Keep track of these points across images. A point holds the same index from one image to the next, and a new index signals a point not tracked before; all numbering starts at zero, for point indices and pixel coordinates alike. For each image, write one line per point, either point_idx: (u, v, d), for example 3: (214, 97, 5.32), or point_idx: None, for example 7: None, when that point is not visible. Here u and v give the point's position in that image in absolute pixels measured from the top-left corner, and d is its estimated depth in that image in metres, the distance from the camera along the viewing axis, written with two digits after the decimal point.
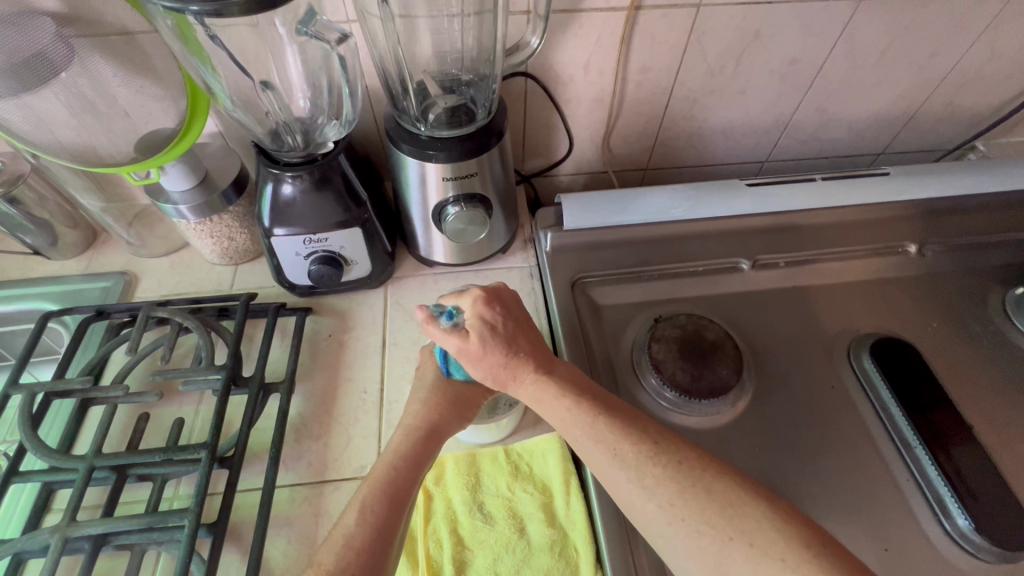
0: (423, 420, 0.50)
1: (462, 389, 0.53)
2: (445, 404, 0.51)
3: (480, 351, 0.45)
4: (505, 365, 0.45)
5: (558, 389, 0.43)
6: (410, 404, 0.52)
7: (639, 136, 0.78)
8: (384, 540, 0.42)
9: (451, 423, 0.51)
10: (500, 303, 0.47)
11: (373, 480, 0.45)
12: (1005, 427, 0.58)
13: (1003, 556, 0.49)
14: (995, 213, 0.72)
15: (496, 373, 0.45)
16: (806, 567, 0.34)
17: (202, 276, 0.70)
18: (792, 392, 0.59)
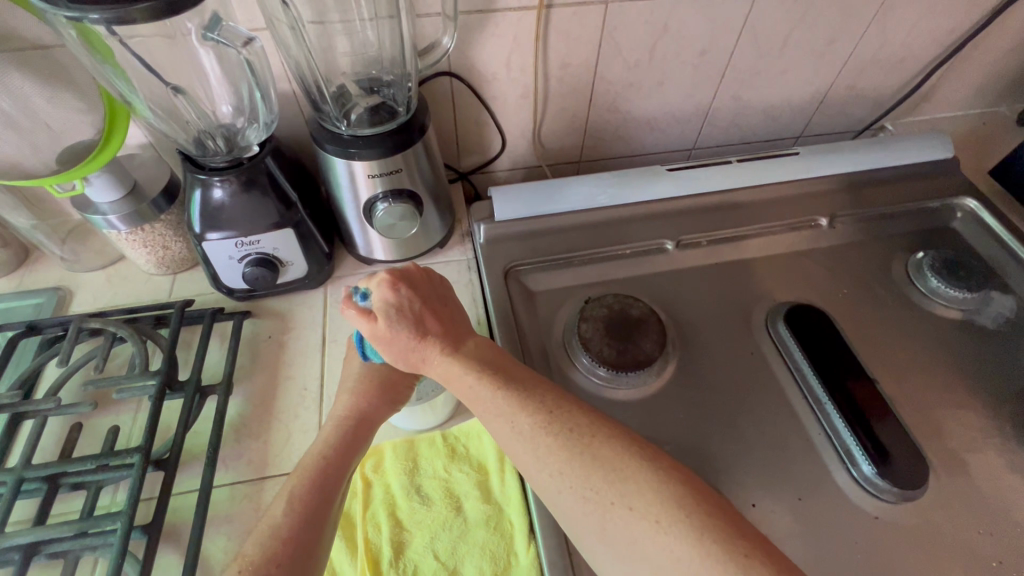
0: (353, 411, 0.51)
1: (385, 372, 0.54)
2: (374, 390, 0.53)
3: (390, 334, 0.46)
4: (414, 344, 0.46)
5: (464, 365, 0.46)
6: (340, 395, 0.54)
7: (568, 130, 0.81)
8: (312, 527, 0.43)
9: (382, 410, 0.52)
10: (408, 283, 0.49)
11: (302, 471, 0.46)
12: (908, 379, 0.62)
13: (903, 495, 0.53)
14: (898, 185, 0.78)
15: (407, 354, 0.47)
16: (677, 525, 0.36)
17: (139, 287, 0.70)
18: (714, 360, 0.63)
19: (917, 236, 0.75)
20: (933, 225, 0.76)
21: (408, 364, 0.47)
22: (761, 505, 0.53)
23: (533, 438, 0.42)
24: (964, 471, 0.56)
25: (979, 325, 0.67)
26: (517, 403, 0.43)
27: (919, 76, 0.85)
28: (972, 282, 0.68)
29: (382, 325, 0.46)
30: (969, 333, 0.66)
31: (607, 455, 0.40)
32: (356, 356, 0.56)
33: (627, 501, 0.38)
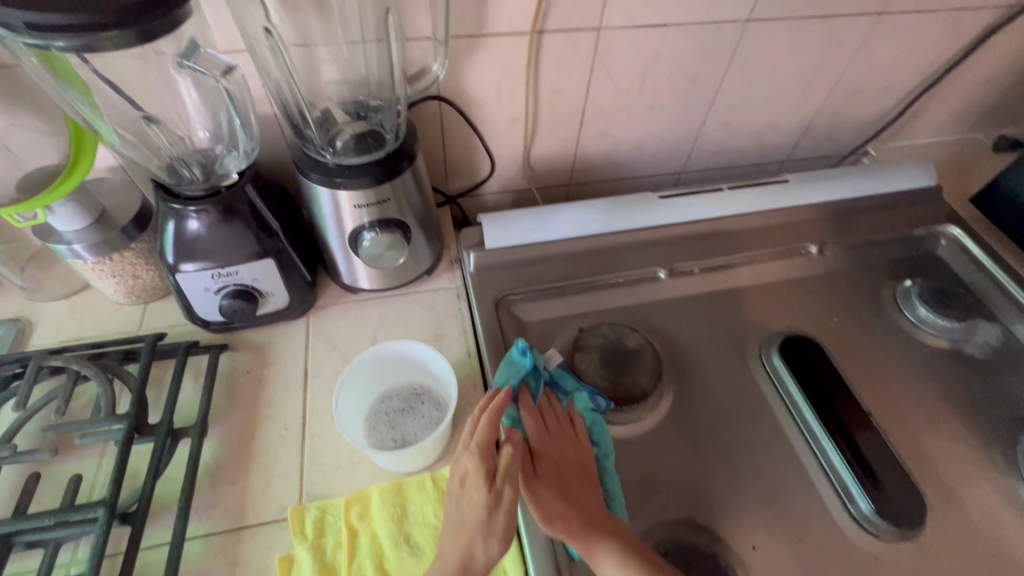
0: (483, 530, 0.45)
1: (507, 510, 0.46)
2: (501, 524, 0.45)
3: (574, 445, 0.52)
4: (586, 499, 0.49)
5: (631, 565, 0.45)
6: (465, 503, 0.46)
7: (559, 153, 0.80)
8: None
9: (493, 560, 0.44)
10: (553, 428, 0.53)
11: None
12: (903, 411, 0.62)
13: (902, 535, 0.53)
14: (886, 212, 0.78)
15: (569, 524, 0.47)
16: None
17: (107, 318, 0.66)
18: (708, 395, 0.62)
19: (904, 263, 0.76)
20: (919, 252, 0.77)
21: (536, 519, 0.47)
22: (761, 548, 0.52)
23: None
24: (958, 506, 0.55)
25: (967, 354, 0.67)
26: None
27: (902, 103, 0.86)
28: (958, 311, 0.69)
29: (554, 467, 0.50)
30: (958, 363, 0.67)
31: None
32: (478, 486, 0.46)
33: None
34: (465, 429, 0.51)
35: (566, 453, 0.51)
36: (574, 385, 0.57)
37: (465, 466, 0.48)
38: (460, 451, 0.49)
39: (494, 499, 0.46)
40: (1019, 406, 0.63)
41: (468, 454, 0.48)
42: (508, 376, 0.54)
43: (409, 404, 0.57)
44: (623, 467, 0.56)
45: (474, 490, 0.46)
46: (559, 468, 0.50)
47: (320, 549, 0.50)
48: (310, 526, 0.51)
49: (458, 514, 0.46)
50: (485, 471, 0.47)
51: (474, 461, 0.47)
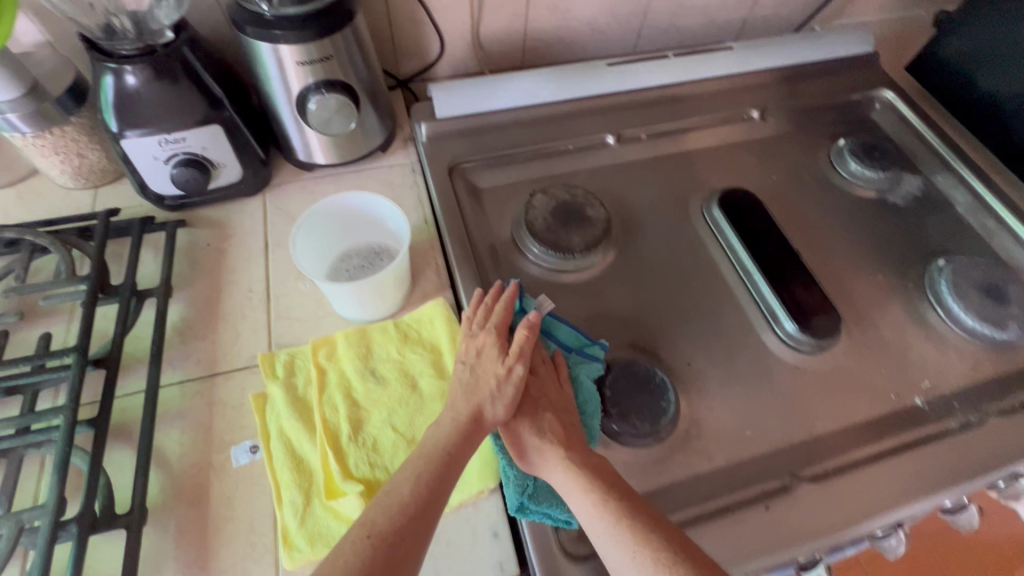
0: (492, 387, 0.48)
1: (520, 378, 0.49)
2: (511, 390, 0.48)
3: (566, 387, 0.51)
4: (571, 440, 0.47)
5: (583, 474, 0.44)
6: (482, 365, 0.50)
7: (507, 30, 0.79)
8: (450, 462, 0.44)
9: (498, 419, 0.47)
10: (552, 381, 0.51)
11: (424, 455, 0.44)
12: (828, 251, 0.67)
13: (819, 346, 0.59)
14: (825, 79, 0.81)
15: (541, 452, 0.47)
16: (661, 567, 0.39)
17: (59, 202, 0.66)
18: (652, 246, 0.66)
19: (840, 126, 0.80)
20: (853, 117, 0.81)
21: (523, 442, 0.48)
22: (695, 364, 0.58)
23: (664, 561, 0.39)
24: (869, 324, 0.62)
25: (890, 202, 0.73)
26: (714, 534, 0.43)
27: None
28: (885, 163, 0.74)
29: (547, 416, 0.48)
30: (882, 210, 0.72)
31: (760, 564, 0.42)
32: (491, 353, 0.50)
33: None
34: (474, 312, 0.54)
35: (557, 403, 0.49)
36: (573, 335, 0.54)
37: (482, 341, 0.50)
38: (473, 331, 0.52)
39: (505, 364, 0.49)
40: (932, 243, 0.69)
41: (485, 329, 0.51)
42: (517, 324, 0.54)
43: (369, 262, 0.58)
44: (573, 309, 0.61)
45: (490, 359, 0.50)
46: (540, 404, 0.49)
47: (291, 386, 0.53)
48: (281, 368, 0.55)
49: (474, 377, 0.49)
50: (502, 346, 0.50)
51: (491, 336, 0.51)
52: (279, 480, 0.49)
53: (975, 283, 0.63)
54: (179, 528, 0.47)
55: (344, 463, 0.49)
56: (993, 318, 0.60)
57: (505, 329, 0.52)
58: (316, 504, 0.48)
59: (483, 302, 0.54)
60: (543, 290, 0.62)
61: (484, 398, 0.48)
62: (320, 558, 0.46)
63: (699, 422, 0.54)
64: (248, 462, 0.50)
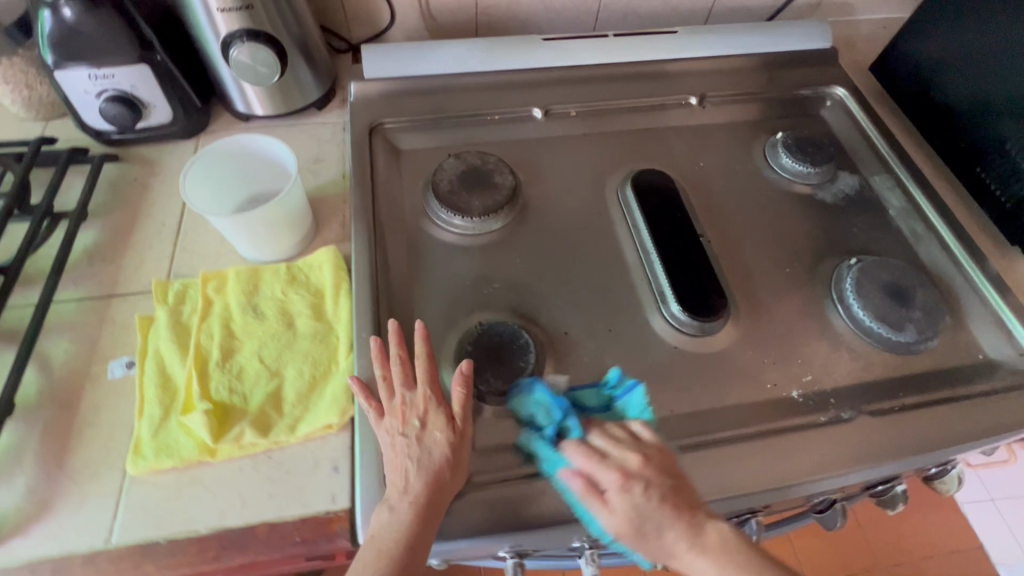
0: (435, 455, 0.47)
1: (460, 441, 0.48)
2: (457, 456, 0.48)
3: (635, 446, 0.48)
4: (674, 517, 0.44)
5: (721, 548, 0.43)
6: (423, 433, 0.48)
7: (457, 2, 0.80)
8: (416, 553, 0.43)
9: (455, 490, 0.47)
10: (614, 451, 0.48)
11: (384, 554, 0.42)
12: (741, 241, 0.66)
13: (702, 329, 0.58)
14: (777, 72, 0.79)
15: (657, 546, 0.44)
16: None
17: (10, 130, 0.71)
18: (558, 220, 0.66)
19: (785, 121, 0.78)
20: (802, 113, 0.79)
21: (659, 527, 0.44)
22: (573, 335, 0.58)
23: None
24: (765, 315, 0.61)
25: (818, 199, 0.71)
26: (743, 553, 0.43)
27: None
28: (820, 159, 0.71)
29: (616, 497, 0.46)
30: (810, 207, 0.70)
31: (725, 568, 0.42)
32: (438, 421, 0.48)
33: None
34: (394, 371, 0.51)
35: (653, 474, 0.46)
36: (597, 391, 0.54)
37: (423, 407, 0.49)
38: (409, 395, 0.50)
39: (452, 429, 0.48)
40: (854, 242, 0.67)
41: (420, 393, 0.49)
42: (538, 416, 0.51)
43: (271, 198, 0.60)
44: (464, 271, 0.62)
45: (432, 426, 0.48)
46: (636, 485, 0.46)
47: (176, 312, 0.56)
48: (171, 295, 0.58)
49: (414, 448, 0.47)
50: (444, 412, 0.49)
51: (429, 401, 0.49)
52: (145, 394, 0.52)
53: (882, 283, 0.60)
54: (46, 427, 0.51)
55: (204, 386, 0.51)
56: (891, 319, 0.58)
57: (435, 385, 0.51)
58: (172, 420, 0.50)
59: (396, 357, 0.51)
60: (439, 250, 0.63)
61: (435, 469, 0.46)
62: (162, 468, 0.48)
63: (561, 390, 0.55)
64: (122, 375, 0.53)
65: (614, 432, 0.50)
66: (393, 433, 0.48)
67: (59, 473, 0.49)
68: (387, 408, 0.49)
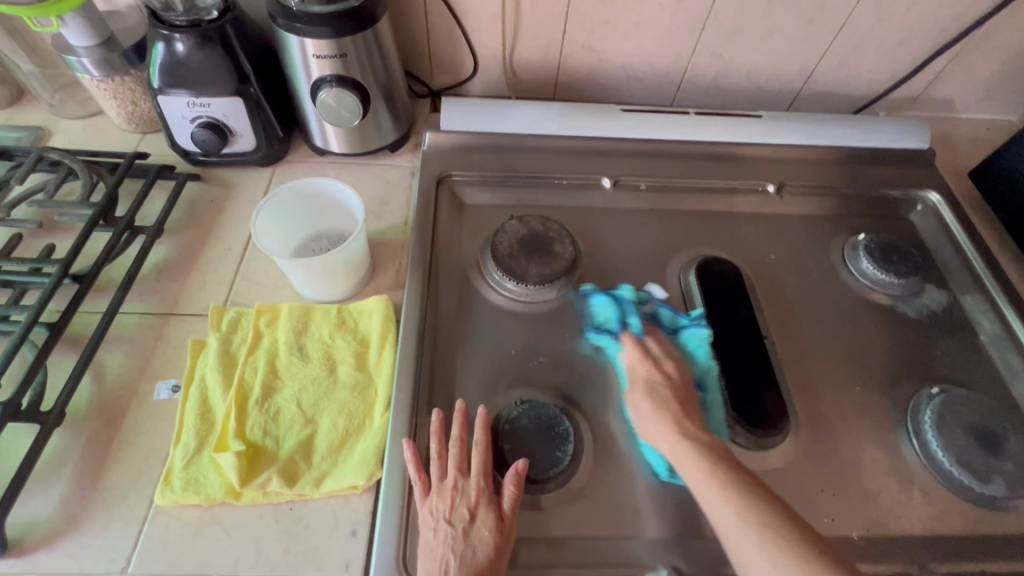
0: (477, 555, 0.44)
1: (504, 543, 0.46)
2: (499, 559, 0.45)
3: (675, 364, 0.55)
4: (666, 410, 0.51)
5: (688, 442, 0.48)
6: (468, 528, 0.45)
7: (541, 61, 0.81)
8: None
9: None
10: (660, 356, 0.55)
11: None
12: (807, 348, 0.62)
13: (757, 443, 0.54)
14: (865, 168, 0.75)
15: (648, 416, 0.51)
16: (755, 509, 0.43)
17: (111, 139, 0.76)
18: (615, 297, 0.64)
19: (869, 221, 0.73)
20: (887, 214, 0.74)
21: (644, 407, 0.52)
22: (615, 425, 0.55)
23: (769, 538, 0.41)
24: (829, 436, 0.56)
25: (899, 312, 0.65)
26: (731, 474, 0.45)
27: (919, 62, 0.81)
28: (906, 269, 0.66)
29: (641, 376, 0.54)
30: (888, 319, 0.65)
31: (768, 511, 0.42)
32: (487, 519, 0.46)
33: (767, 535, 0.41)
34: (451, 453, 0.49)
35: (670, 379, 0.53)
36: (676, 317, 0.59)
37: (474, 498, 0.47)
38: (461, 481, 0.48)
39: (498, 529, 0.46)
40: (935, 366, 0.61)
41: (473, 480, 0.48)
42: (600, 313, 0.60)
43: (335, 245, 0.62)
44: (511, 338, 0.60)
45: (479, 523, 0.46)
46: (670, 379, 0.53)
47: (227, 341, 0.57)
48: (225, 323, 0.59)
49: (458, 544, 0.45)
50: (494, 509, 0.47)
51: (481, 492, 0.47)
52: (183, 422, 0.52)
53: (968, 424, 0.54)
54: (88, 440, 0.52)
55: (240, 423, 0.51)
56: (976, 468, 0.52)
57: (488, 475, 0.49)
58: (204, 454, 0.50)
59: (455, 437, 0.50)
60: (489, 313, 0.62)
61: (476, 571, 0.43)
62: (188, 503, 0.48)
63: (596, 484, 0.52)
64: (166, 398, 0.54)
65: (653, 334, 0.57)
66: (438, 518, 0.46)
67: (92, 490, 0.49)
68: (436, 489, 0.47)
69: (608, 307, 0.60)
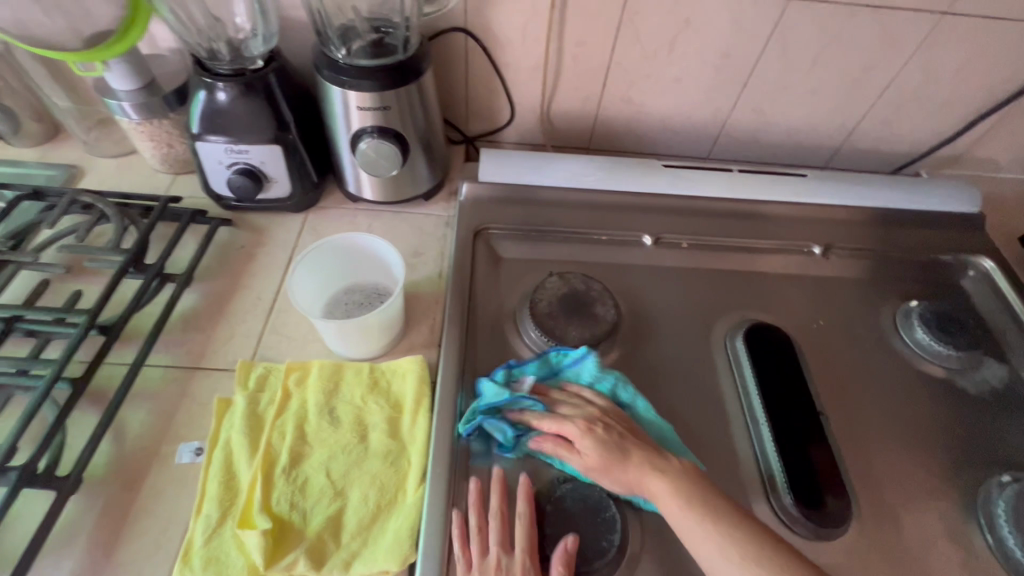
0: None
1: None
2: None
3: (604, 414, 0.52)
4: (625, 459, 0.49)
5: (676, 483, 0.47)
6: None
7: (578, 112, 0.80)
8: None
9: None
10: (598, 420, 0.51)
11: None
12: (863, 424, 0.58)
13: (817, 533, 0.50)
14: (913, 231, 0.73)
15: (618, 476, 0.49)
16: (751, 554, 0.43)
17: (143, 179, 0.75)
18: (658, 362, 0.61)
19: (920, 286, 0.70)
20: (939, 279, 0.71)
21: (624, 481, 0.49)
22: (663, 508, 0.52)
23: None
24: (893, 525, 0.52)
25: (959, 387, 0.62)
26: (754, 547, 0.44)
27: (963, 123, 0.80)
28: (964, 341, 0.63)
29: (585, 445, 0.49)
30: (947, 395, 0.61)
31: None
32: None
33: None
34: (491, 528, 0.47)
35: (597, 429, 0.50)
36: (556, 362, 0.57)
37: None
38: (505, 559, 0.46)
39: None
40: (1000, 449, 0.58)
41: (518, 560, 0.45)
42: (516, 404, 0.53)
43: (369, 301, 0.60)
44: None
45: None
46: (613, 454, 0.49)
47: (254, 401, 0.55)
48: (253, 380, 0.56)
49: None
50: None
51: (526, 572, 0.45)
52: (206, 491, 0.49)
53: None
54: (104, 507, 0.49)
55: (266, 495, 0.48)
56: None
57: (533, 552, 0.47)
58: (227, 527, 0.47)
59: (494, 511, 0.48)
60: None
61: None
62: None
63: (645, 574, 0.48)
64: (188, 463, 0.51)
65: (560, 400, 0.54)
66: None
67: (106, 565, 0.46)
68: (478, 567, 0.45)
69: (498, 420, 0.52)
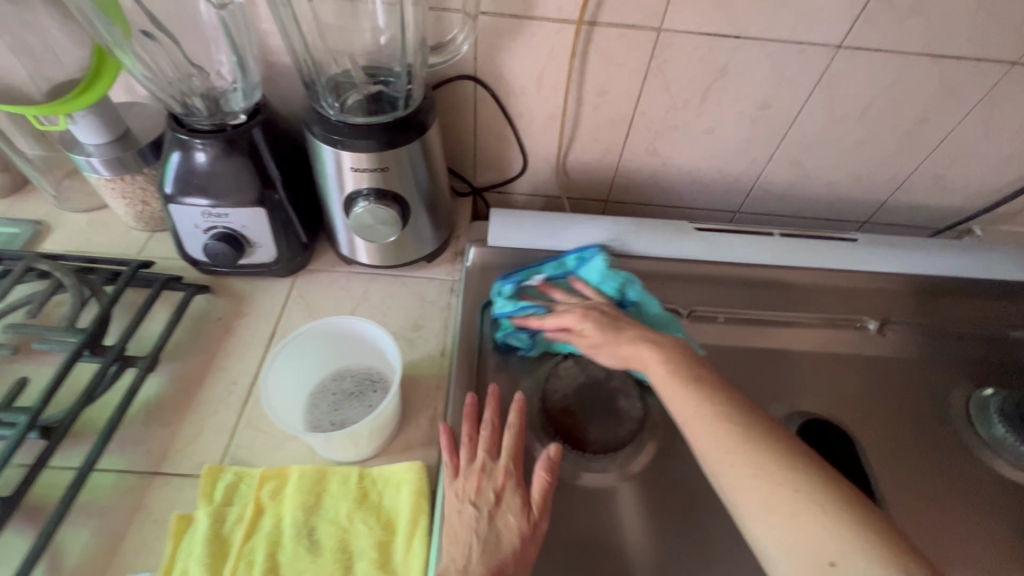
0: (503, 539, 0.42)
1: (531, 524, 0.43)
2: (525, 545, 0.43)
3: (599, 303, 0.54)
4: (614, 341, 0.50)
5: (674, 364, 0.47)
6: (498, 515, 0.43)
7: (598, 163, 0.73)
8: None
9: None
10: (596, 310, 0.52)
11: None
12: (944, 549, 0.49)
13: None
14: (978, 302, 0.64)
15: (611, 349, 0.50)
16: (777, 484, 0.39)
17: (115, 238, 0.67)
18: (694, 466, 0.52)
19: (991, 366, 0.62)
20: (1012, 359, 0.62)
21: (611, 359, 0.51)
22: None
23: (766, 476, 0.40)
24: None
25: None
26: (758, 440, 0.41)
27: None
28: None
29: (586, 327, 0.51)
30: None
31: (745, 428, 0.42)
32: (513, 498, 0.44)
33: (790, 491, 0.39)
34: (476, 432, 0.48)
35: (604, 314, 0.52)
36: (559, 261, 0.60)
37: (502, 482, 0.45)
38: (490, 464, 0.46)
39: (526, 511, 0.44)
40: None
41: (498, 463, 0.46)
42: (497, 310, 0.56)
43: (361, 390, 0.51)
44: (570, 522, 0.49)
45: (508, 507, 0.44)
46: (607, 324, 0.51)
47: (220, 520, 0.46)
48: (220, 491, 0.47)
49: (480, 524, 0.43)
50: (522, 494, 0.45)
51: (507, 473, 0.45)
52: None
53: None
54: None
55: None
56: None
57: (519, 459, 0.47)
58: None
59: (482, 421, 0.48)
60: None
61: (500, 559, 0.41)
62: None
63: None
64: None
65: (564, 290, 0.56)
66: (463, 500, 0.44)
67: None
68: (463, 472, 0.46)
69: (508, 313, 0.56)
